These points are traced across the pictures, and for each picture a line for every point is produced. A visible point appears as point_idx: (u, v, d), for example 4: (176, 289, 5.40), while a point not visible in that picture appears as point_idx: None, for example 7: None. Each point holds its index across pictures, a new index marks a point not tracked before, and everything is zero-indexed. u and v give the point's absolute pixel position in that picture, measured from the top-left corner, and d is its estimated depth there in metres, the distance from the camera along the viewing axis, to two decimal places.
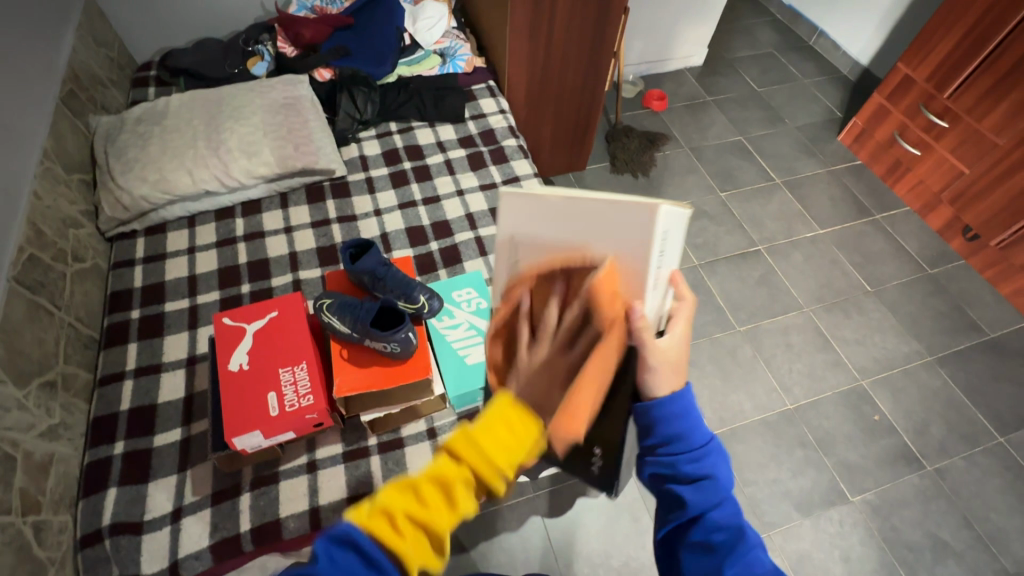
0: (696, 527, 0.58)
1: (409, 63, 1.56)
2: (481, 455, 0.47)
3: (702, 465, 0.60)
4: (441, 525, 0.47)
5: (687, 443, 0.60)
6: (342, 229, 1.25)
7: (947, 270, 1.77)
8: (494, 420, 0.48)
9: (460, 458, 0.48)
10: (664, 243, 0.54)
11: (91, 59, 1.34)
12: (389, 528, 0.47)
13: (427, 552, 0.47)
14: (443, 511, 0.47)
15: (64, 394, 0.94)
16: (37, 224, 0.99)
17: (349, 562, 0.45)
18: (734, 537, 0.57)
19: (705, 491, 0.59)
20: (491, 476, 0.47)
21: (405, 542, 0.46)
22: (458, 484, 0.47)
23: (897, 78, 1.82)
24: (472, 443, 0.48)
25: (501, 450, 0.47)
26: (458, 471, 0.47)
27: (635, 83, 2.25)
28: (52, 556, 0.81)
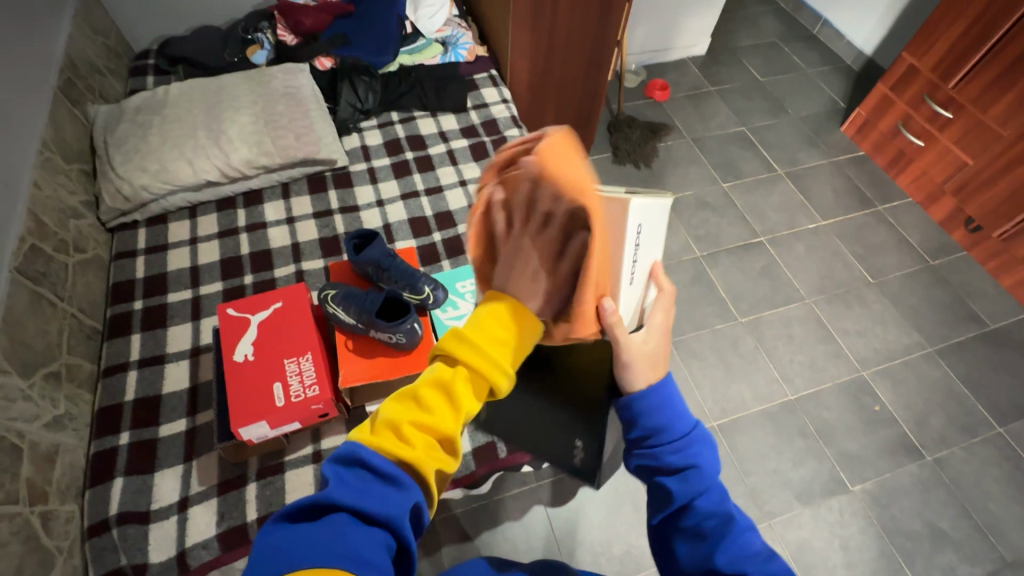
0: (685, 515, 0.58)
1: (410, 52, 1.54)
2: (478, 351, 0.49)
3: (686, 453, 0.60)
4: (449, 426, 0.49)
5: (669, 434, 0.60)
6: (345, 220, 1.24)
7: (949, 262, 1.77)
8: (486, 318, 0.50)
9: (459, 360, 0.50)
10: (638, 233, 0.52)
11: (88, 47, 1.32)
12: (397, 438, 0.48)
13: (440, 455, 0.49)
14: (449, 415, 0.49)
15: (68, 384, 0.94)
16: (38, 214, 0.99)
17: (362, 477, 0.46)
18: (722, 522, 0.56)
19: (690, 480, 0.59)
20: (491, 371, 0.49)
21: (415, 447, 0.48)
22: (460, 385, 0.49)
23: (901, 68, 1.81)
24: (468, 345, 0.50)
25: (498, 344, 0.50)
26: (460, 373, 0.50)
27: (637, 73, 2.23)
28: (60, 545, 0.81)
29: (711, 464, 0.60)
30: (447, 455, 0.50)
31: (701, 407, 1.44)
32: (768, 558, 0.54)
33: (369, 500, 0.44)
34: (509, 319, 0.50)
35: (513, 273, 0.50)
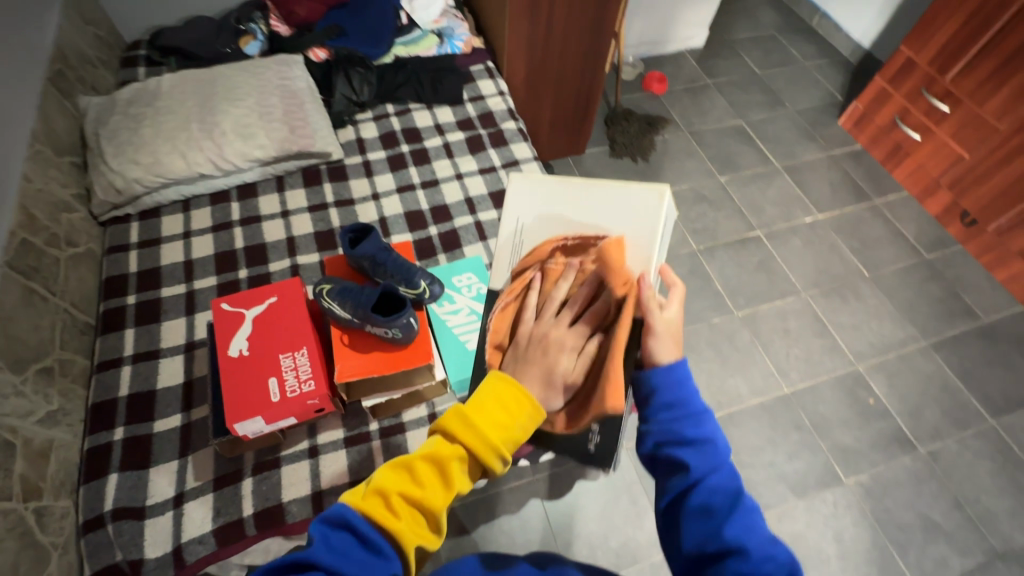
0: (695, 488, 0.59)
1: (406, 44, 1.52)
2: (475, 430, 0.58)
3: (702, 429, 0.63)
4: (436, 503, 0.57)
5: (686, 408, 0.64)
6: (340, 213, 1.23)
7: (944, 255, 1.78)
8: (489, 398, 0.60)
9: (455, 439, 0.59)
10: (666, 223, 0.72)
11: (78, 38, 1.30)
12: (384, 507, 0.56)
13: (421, 530, 0.57)
14: (436, 491, 0.57)
15: (61, 379, 0.93)
16: (29, 208, 0.97)
17: (347, 540, 0.54)
18: (731, 498, 0.59)
19: (705, 454, 0.61)
20: (484, 450, 0.57)
21: (401, 519, 0.55)
22: (453, 463, 0.58)
23: (899, 61, 1.80)
24: (467, 423, 0.58)
25: (494, 427, 0.59)
26: (455, 451, 0.58)
27: (635, 65, 2.21)
28: (55, 541, 0.81)
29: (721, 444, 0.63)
30: (430, 531, 0.57)
31: None
32: (773, 540, 0.56)
33: (347, 564, 0.51)
34: (516, 395, 0.61)
35: (528, 360, 0.66)
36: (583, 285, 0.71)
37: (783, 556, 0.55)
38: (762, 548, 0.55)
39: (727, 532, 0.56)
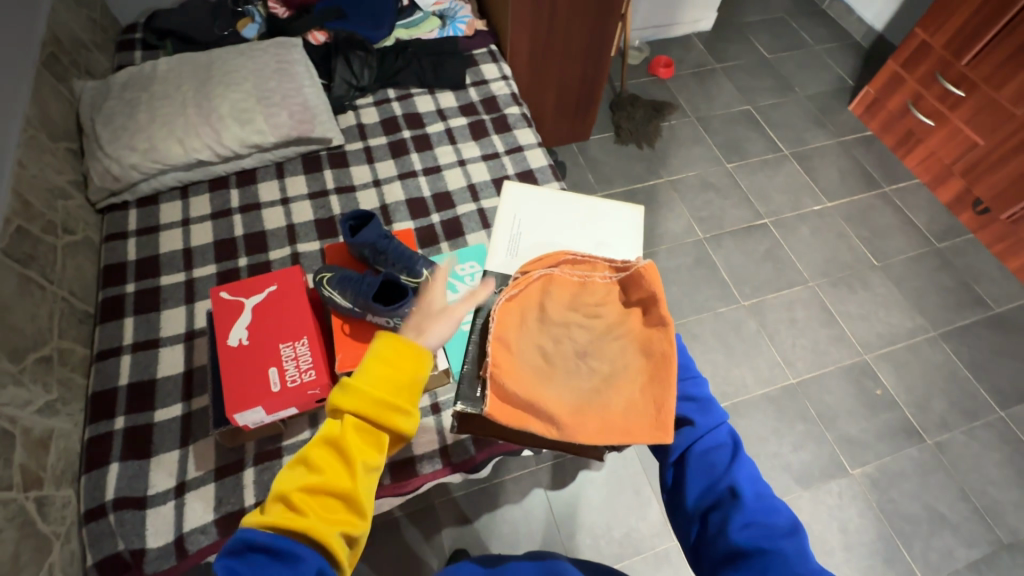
0: (699, 441, 0.67)
1: (407, 26, 1.49)
2: (361, 397, 0.60)
3: (702, 390, 0.72)
4: (345, 485, 0.57)
5: (688, 374, 0.74)
6: (341, 200, 1.21)
7: (956, 244, 1.75)
8: (374, 367, 0.63)
9: (345, 414, 0.60)
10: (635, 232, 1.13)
11: (71, 21, 1.28)
12: (289, 508, 0.55)
13: (334, 519, 0.56)
14: (342, 475, 0.58)
15: (60, 368, 0.93)
16: (24, 195, 0.96)
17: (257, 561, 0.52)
18: (731, 453, 0.65)
19: (708, 413, 0.69)
20: (378, 413, 0.61)
21: (309, 512, 0.55)
22: (347, 436, 0.59)
23: (913, 44, 1.75)
24: (353, 394, 0.61)
25: (379, 389, 0.62)
26: (347, 426, 0.60)
27: (641, 50, 2.16)
28: (56, 530, 0.81)
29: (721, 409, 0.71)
30: (350, 514, 0.57)
31: None
32: (772, 493, 0.62)
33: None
34: (401, 355, 0.64)
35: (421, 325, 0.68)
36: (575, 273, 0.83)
37: (781, 510, 0.60)
38: (759, 498, 0.60)
39: (728, 479, 0.62)
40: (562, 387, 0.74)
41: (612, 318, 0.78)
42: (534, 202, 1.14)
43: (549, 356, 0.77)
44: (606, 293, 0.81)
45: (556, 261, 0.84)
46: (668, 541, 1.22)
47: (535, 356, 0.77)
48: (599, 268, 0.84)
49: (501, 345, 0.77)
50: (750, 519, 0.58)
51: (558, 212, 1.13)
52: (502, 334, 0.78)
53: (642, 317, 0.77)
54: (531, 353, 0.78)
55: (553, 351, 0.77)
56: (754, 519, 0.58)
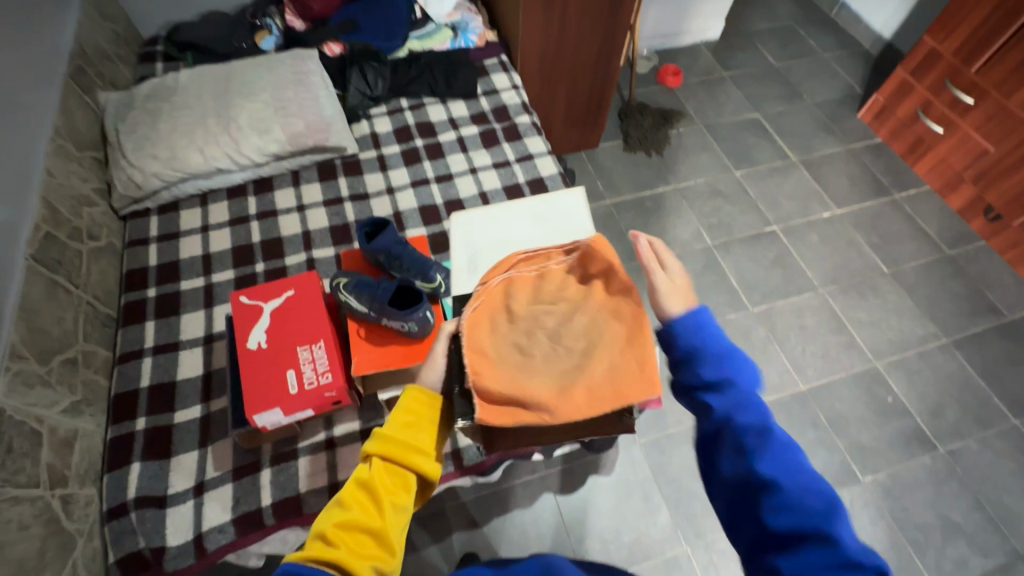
0: (725, 428, 0.60)
1: (420, 37, 1.52)
2: (390, 439, 0.64)
3: (723, 371, 0.63)
4: (376, 522, 0.59)
5: (706, 353, 0.65)
6: (355, 207, 1.24)
7: (967, 251, 1.74)
8: (399, 412, 0.66)
9: (375, 455, 0.63)
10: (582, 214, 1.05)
11: (97, 35, 1.32)
12: (324, 543, 0.57)
13: (367, 556, 0.57)
14: (373, 513, 0.60)
15: (84, 371, 0.95)
16: (52, 202, 0.99)
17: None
18: (764, 432, 0.59)
19: (731, 396, 0.62)
20: (406, 455, 0.63)
21: (341, 546, 0.56)
22: (376, 477, 0.61)
23: (923, 52, 1.76)
24: (382, 438, 0.64)
25: (406, 431, 0.65)
26: (376, 467, 0.62)
27: (649, 59, 2.19)
28: (80, 528, 0.83)
29: (748, 379, 0.64)
30: (380, 550, 0.58)
31: None
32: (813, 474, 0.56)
33: None
34: (424, 403, 0.68)
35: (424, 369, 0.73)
36: (532, 269, 0.80)
37: (825, 491, 0.54)
38: (798, 481, 0.55)
39: (758, 466, 0.57)
40: (546, 376, 0.70)
41: (578, 297, 0.75)
42: (472, 231, 1.06)
43: (526, 350, 0.72)
44: (565, 278, 0.79)
45: (509, 265, 0.80)
46: (678, 547, 1.22)
47: (511, 354, 0.72)
48: (552, 255, 0.81)
49: (475, 354, 0.72)
50: (789, 507, 0.54)
51: (498, 231, 1.05)
52: (474, 343, 0.72)
53: (604, 288, 0.76)
54: (507, 350, 0.73)
55: (529, 344, 0.72)
56: (789, 506, 0.53)
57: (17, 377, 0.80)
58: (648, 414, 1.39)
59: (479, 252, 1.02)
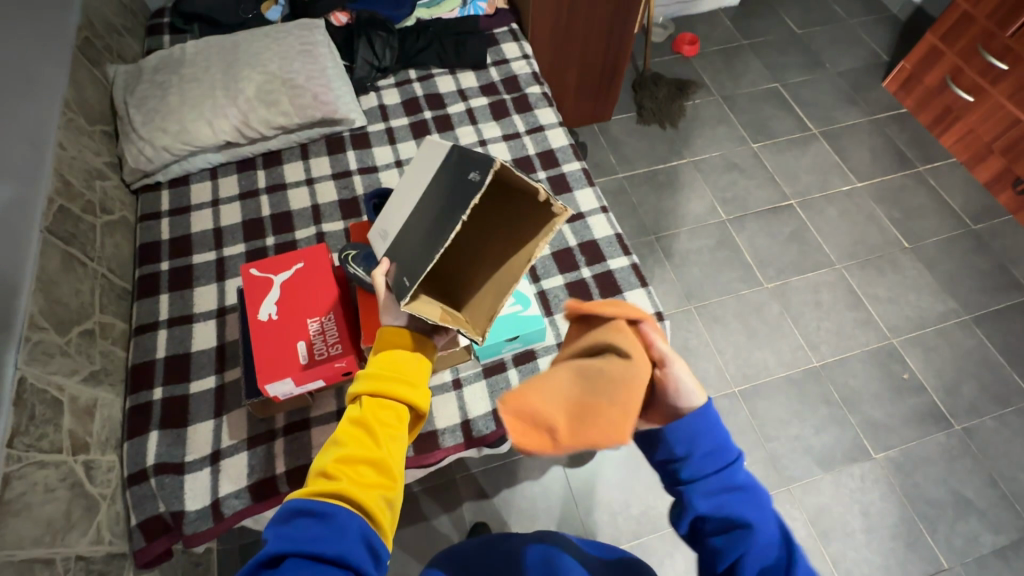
0: (756, 545, 0.57)
1: (428, 5, 1.48)
2: (376, 376, 0.65)
3: (740, 476, 0.61)
4: (375, 452, 0.60)
5: (718, 459, 0.60)
6: (363, 180, 1.23)
7: (992, 226, 1.68)
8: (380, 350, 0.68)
9: (363, 394, 0.65)
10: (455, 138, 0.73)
11: (103, 6, 1.31)
12: (326, 480, 0.58)
13: (370, 486, 0.59)
14: (371, 444, 0.61)
15: (102, 342, 0.97)
16: (65, 175, 1.00)
17: (302, 524, 0.54)
18: (788, 550, 0.57)
19: (750, 507, 0.59)
20: (396, 387, 0.65)
21: (344, 479, 0.58)
22: (369, 412, 0.63)
23: (955, 15, 1.67)
24: (367, 376, 0.66)
25: (391, 367, 0.67)
26: (368, 403, 0.64)
27: (665, 27, 2.11)
28: (103, 492, 0.86)
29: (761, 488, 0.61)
30: (385, 479, 0.60)
31: (721, 371, 1.43)
32: None
33: (310, 543, 0.52)
34: (401, 340, 0.69)
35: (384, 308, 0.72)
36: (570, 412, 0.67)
37: None
38: None
39: None
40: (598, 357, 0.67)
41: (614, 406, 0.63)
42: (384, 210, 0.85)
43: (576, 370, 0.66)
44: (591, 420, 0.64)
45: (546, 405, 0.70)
46: None
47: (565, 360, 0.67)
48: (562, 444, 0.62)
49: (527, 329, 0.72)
50: None
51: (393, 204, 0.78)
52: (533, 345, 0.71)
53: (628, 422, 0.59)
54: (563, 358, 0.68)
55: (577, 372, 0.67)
56: None
57: (37, 347, 0.81)
58: None
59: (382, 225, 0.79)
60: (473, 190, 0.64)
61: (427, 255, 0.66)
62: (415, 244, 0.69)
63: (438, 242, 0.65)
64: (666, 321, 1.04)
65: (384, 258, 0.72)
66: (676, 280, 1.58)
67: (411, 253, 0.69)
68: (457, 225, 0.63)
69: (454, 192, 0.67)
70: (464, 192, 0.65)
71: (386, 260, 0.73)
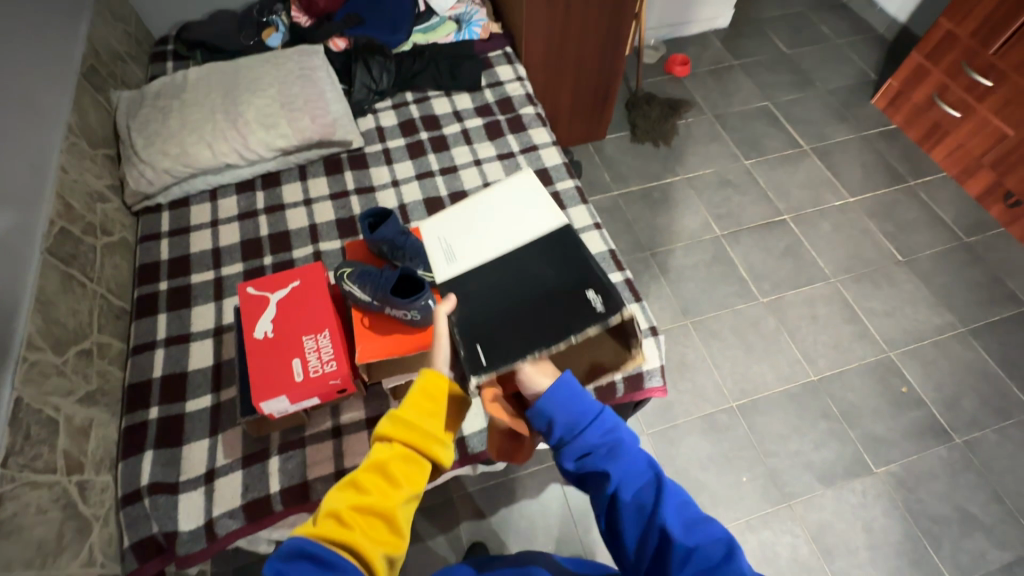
0: (623, 489, 0.65)
1: (424, 31, 1.53)
2: (410, 426, 0.67)
3: (605, 434, 0.69)
4: (390, 506, 0.62)
5: (582, 422, 0.69)
6: (360, 200, 1.25)
7: (985, 239, 1.70)
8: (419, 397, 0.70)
9: (394, 440, 0.67)
10: (551, 221, 0.93)
11: (110, 35, 1.35)
12: (337, 524, 0.60)
13: (379, 540, 0.61)
14: (388, 497, 0.63)
15: (99, 361, 0.98)
16: (66, 198, 1.02)
17: (305, 569, 0.55)
18: (657, 492, 0.65)
19: (615, 459, 0.67)
20: (425, 441, 0.67)
21: (356, 529, 0.60)
22: (394, 462, 0.65)
23: (939, 34, 1.72)
24: (400, 421, 0.68)
25: (425, 418, 0.68)
26: (396, 451, 0.66)
27: (657, 48, 2.16)
28: (96, 513, 0.85)
29: (630, 439, 0.69)
30: (393, 537, 0.62)
31: (719, 386, 1.43)
32: (700, 513, 0.63)
33: None
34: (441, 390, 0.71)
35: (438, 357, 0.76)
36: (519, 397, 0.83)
37: (716, 531, 0.61)
38: (691, 527, 0.61)
39: (658, 524, 0.62)
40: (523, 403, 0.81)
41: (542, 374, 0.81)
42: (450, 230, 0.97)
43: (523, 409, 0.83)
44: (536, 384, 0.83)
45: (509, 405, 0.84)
46: None
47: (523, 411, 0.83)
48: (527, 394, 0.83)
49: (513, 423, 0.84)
50: (695, 555, 0.59)
51: (471, 236, 0.94)
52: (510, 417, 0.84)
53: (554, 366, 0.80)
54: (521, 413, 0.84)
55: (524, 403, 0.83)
56: (696, 551, 0.59)
57: (33, 367, 0.82)
58: (656, 404, 1.40)
59: (453, 247, 0.94)
60: (594, 320, 0.78)
61: (513, 341, 0.78)
62: (501, 314, 0.81)
63: (532, 339, 0.78)
64: (662, 334, 1.05)
65: (451, 297, 0.82)
66: (673, 296, 1.58)
67: (491, 321, 0.80)
68: (561, 341, 0.77)
69: (564, 304, 0.81)
70: (579, 315, 0.79)
71: (453, 295, 0.83)
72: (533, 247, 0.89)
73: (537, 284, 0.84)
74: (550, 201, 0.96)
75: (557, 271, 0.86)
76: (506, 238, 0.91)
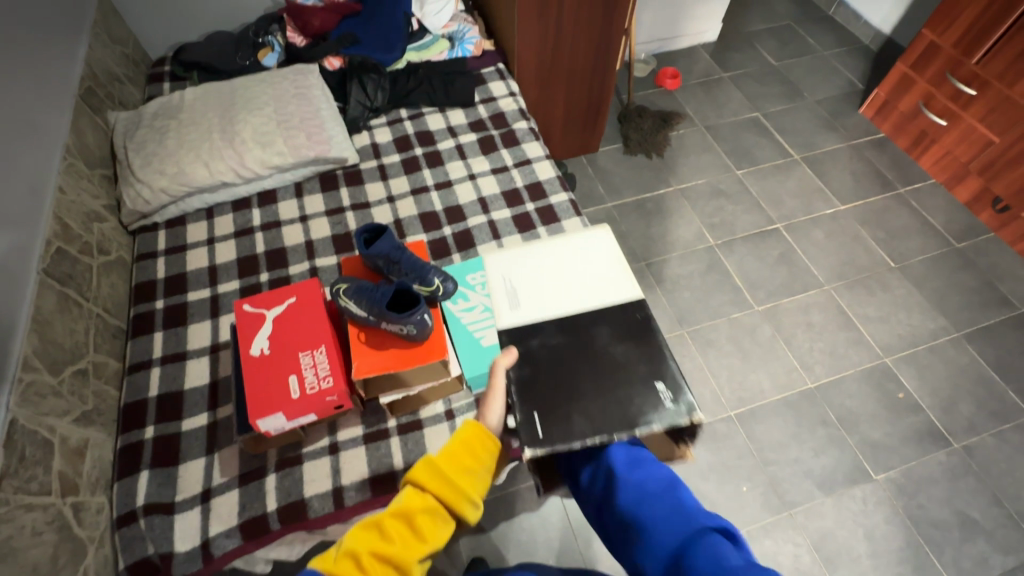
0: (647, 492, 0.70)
1: (418, 50, 1.54)
2: (443, 478, 0.69)
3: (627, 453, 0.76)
4: (408, 559, 0.63)
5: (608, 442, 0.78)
6: (356, 216, 1.26)
7: (976, 244, 1.71)
8: (458, 449, 0.72)
9: (426, 489, 0.68)
10: (625, 286, 0.91)
11: (107, 57, 1.37)
12: (355, 566, 0.61)
13: None
14: (409, 548, 0.64)
15: (95, 381, 0.97)
16: (63, 219, 1.02)
17: None
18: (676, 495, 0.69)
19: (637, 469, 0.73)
20: (456, 497, 0.68)
21: None
22: (422, 512, 0.67)
23: (922, 45, 1.75)
24: (436, 473, 0.69)
25: (460, 473, 0.70)
26: (426, 501, 0.68)
27: (647, 62, 2.20)
28: (91, 535, 0.84)
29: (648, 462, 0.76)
30: None
31: (717, 395, 1.43)
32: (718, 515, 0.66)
33: None
34: (479, 448, 0.73)
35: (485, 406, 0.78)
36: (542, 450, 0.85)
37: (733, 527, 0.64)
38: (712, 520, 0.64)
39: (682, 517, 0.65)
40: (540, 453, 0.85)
41: None
42: (520, 265, 0.96)
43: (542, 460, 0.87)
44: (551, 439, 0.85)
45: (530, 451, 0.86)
46: None
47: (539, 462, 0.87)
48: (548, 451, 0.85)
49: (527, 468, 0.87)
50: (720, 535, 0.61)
51: (534, 282, 0.92)
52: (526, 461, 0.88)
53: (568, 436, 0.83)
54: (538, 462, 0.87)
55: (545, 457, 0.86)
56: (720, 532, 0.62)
57: (29, 388, 0.82)
58: None
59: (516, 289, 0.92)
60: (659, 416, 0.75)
61: (574, 415, 0.76)
62: (562, 377, 0.79)
63: (595, 420, 0.75)
64: None
65: (513, 350, 0.80)
66: (668, 306, 1.59)
67: (554, 381, 0.79)
68: (625, 431, 0.74)
69: (632, 378, 0.79)
70: (645, 398, 0.77)
71: (512, 347, 0.81)
72: (602, 310, 0.87)
73: (607, 354, 0.81)
74: (625, 264, 0.94)
75: (627, 345, 0.83)
76: (572, 295, 0.89)
